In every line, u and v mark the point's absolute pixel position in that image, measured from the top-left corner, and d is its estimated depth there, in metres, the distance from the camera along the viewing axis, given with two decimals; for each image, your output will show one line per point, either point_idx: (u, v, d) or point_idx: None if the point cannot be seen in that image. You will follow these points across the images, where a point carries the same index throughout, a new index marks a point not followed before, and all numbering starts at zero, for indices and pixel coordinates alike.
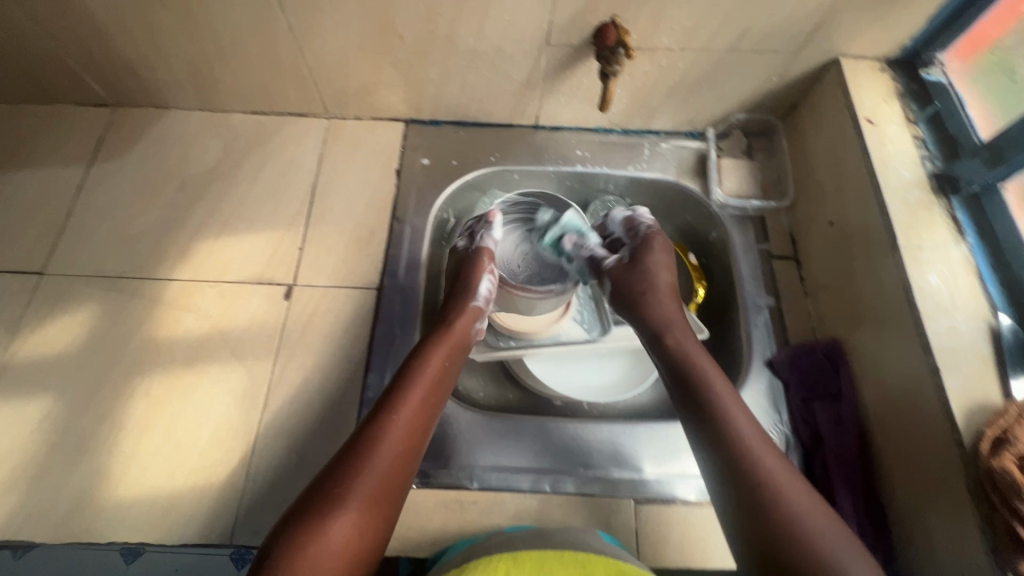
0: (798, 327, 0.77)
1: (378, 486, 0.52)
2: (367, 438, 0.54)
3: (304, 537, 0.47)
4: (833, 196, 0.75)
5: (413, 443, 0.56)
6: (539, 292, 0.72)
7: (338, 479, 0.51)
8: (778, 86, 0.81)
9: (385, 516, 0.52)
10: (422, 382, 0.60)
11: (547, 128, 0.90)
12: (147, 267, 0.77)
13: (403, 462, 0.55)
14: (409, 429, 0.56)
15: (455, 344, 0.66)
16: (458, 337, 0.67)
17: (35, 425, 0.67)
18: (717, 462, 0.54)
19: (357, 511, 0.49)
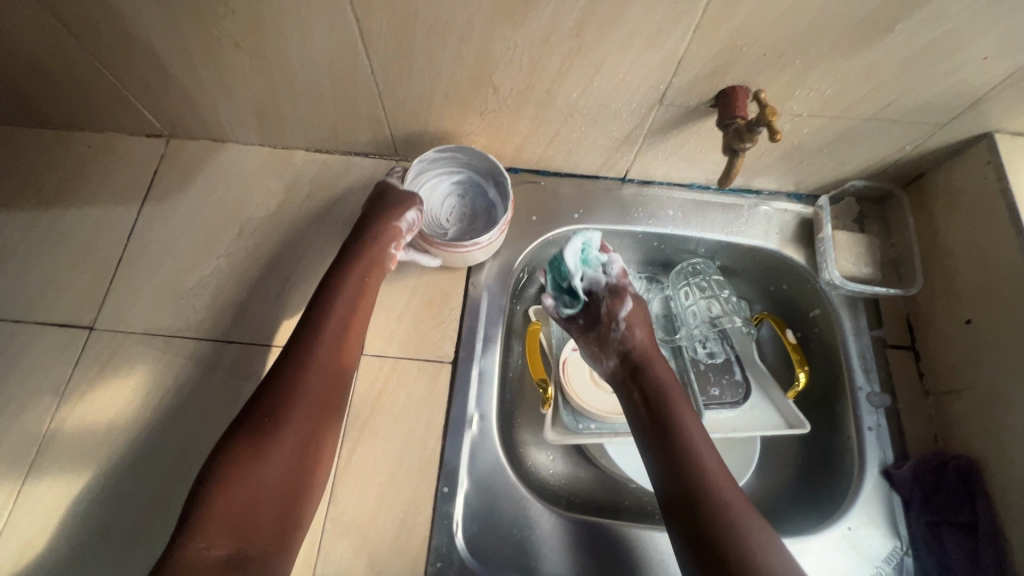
0: (918, 434, 0.69)
1: (302, 426, 0.56)
2: (283, 380, 0.57)
3: (227, 485, 0.51)
4: (973, 292, 0.67)
5: (333, 380, 0.60)
6: (472, 246, 0.70)
7: (252, 436, 0.54)
8: (910, 155, 0.72)
9: (317, 445, 0.57)
10: (337, 323, 0.62)
11: (636, 182, 0.82)
12: (203, 326, 0.71)
13: (328, 394, 0.59)
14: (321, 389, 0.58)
15: (368, 269, 0.67)
16: (378, 262, 0.68)
17: (83, 505, 0.61)
18: (670, 478, 0.58)
19: (286, 447, 0.54)
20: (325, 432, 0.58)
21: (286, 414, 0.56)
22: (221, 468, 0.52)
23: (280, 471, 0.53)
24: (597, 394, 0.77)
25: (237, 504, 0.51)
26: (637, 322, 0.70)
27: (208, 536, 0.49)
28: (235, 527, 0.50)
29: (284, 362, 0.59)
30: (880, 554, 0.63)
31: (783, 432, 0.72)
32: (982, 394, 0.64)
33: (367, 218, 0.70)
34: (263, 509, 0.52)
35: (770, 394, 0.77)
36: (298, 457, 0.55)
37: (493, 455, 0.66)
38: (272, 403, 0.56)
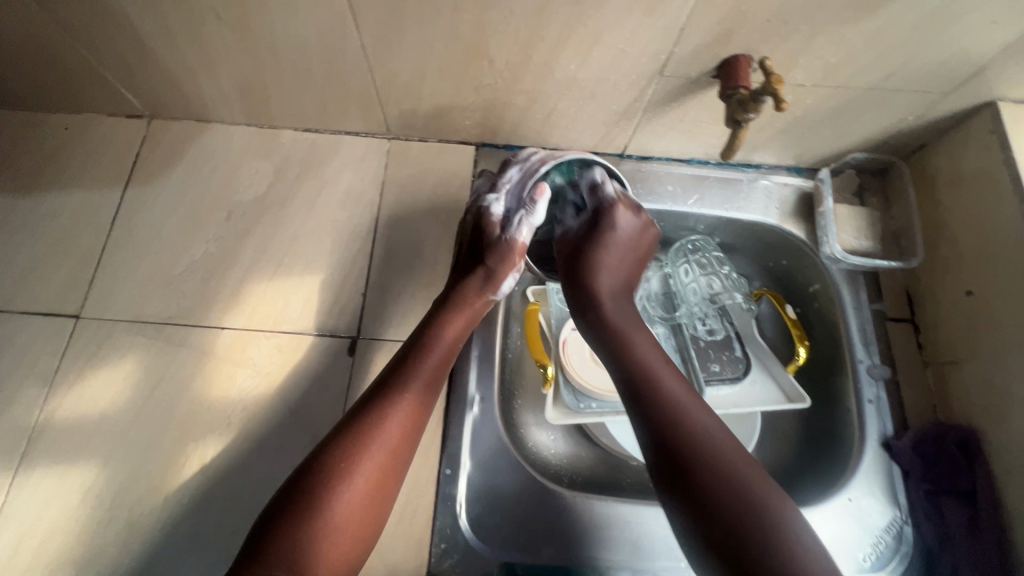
0: (918, 405, 0.69)
1: (381, 462, 0.52)
2: (372, 410, 0.54)
3: (298, 519, 0.47)
4: (974, 263, 0.66)
5: (417, 421, 0.56)
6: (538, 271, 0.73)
7: (331, 470, 0.50)
8: (911, 126, 0.71)
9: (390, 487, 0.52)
10: (429, 364, 0.58)
11: (635, 157, 0.81)
12: (194, 312, 0.69)
13: (410, 430, 0.55)
14: (404, 431, 0.54)
15: (467, 320, 0.64)
16: (472, 313, 0.64)
17: (79, 497, 0.60)
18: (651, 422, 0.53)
19: (362, 484, 0.50)
20: (398, 472, 0.53)
21: (368, 448, 0.51)
22: (296, 492, 0.48)
23: (351, 508, 0.49)
24: (599, 373, 0.76)
25: (303, 539, 0.46)
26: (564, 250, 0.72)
27: (269, 568, 0.45)
28: (295, 562, 0.45)
29: (375, 395, 0.56)
30: (880, 524, 0.63)
31: (784, 406, 0.72)
32: (982, 365, 0.64)
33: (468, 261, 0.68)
34: (324, 548, 0.47)
35: (770, 369, 0.76)
36: (370, 500, 0.51)
37: (495, 437, 0.65)
38: (356, 433, 0.52)
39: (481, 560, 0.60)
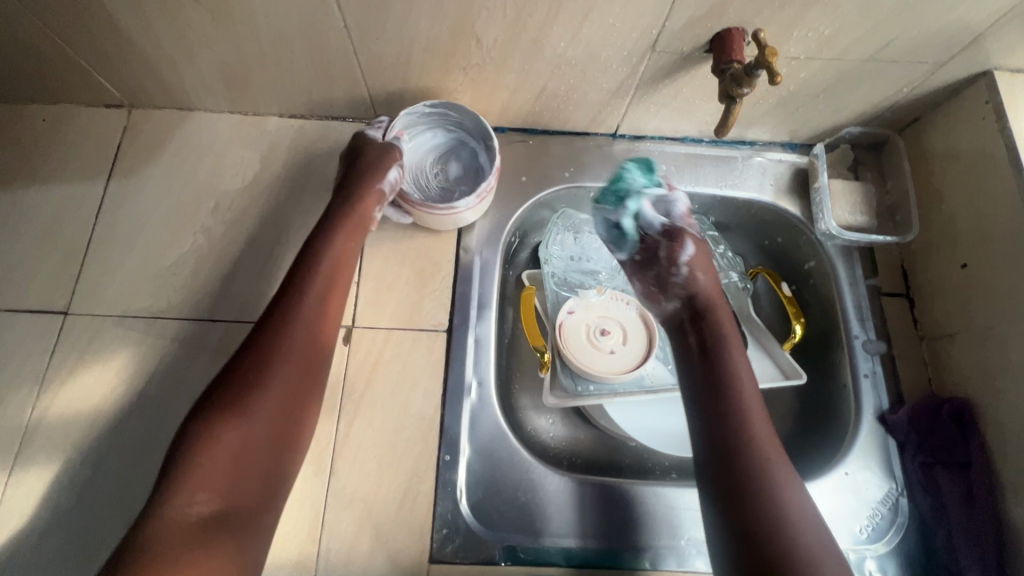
0: (913, 379, 0.69)
1: (287, 381, 0.53)
2: (265, 335, 0.55)
3: (207, 436, 0.48)
4: (969, 235, 0.66)
5: (318, 337, 0.57)
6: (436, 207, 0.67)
7: (234, 388, 0.51)
8: (906, 99, 0.70)
9: (304, 399, 0.55)
10: (321, 284, 0.59)
11: (627, 137, 0.80)
12: (185, 305, 0.68)
13: (314, 343, 0.57)
14: (306, 342, 0.56)
15: (357, 225, 0.64)
16: (361, 222, 0.65)
17: (76, 495, 0.60)
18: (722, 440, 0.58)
19: (272, 404, 0.52)
20: (309, 386, 0.55)
21: (270, 364, 0.53)
22: (202, 423, 0.49)
23: (265, 423, 0.51)
24: (598, 356, 0.75)
25: (221, 461, 0.48)
26: (699, 266, 0.70)
27: (190, 492, 0.46)
28: (216, 485, 0.47)
29: (269, 312, 0.57)
30: (875, 496, 0.64)
31: (780, 383, 0.73)
32: (976, 337, 0.65)
33: (345, 175, 0.67)
34: (244, 467, 0.49)
35: (766, 347, 0.76)
36: (283, 413, 0.52)
37: (493, 421, 0.65)
38: (255, 353, 0.53)
39: (483, 544, 0.60)
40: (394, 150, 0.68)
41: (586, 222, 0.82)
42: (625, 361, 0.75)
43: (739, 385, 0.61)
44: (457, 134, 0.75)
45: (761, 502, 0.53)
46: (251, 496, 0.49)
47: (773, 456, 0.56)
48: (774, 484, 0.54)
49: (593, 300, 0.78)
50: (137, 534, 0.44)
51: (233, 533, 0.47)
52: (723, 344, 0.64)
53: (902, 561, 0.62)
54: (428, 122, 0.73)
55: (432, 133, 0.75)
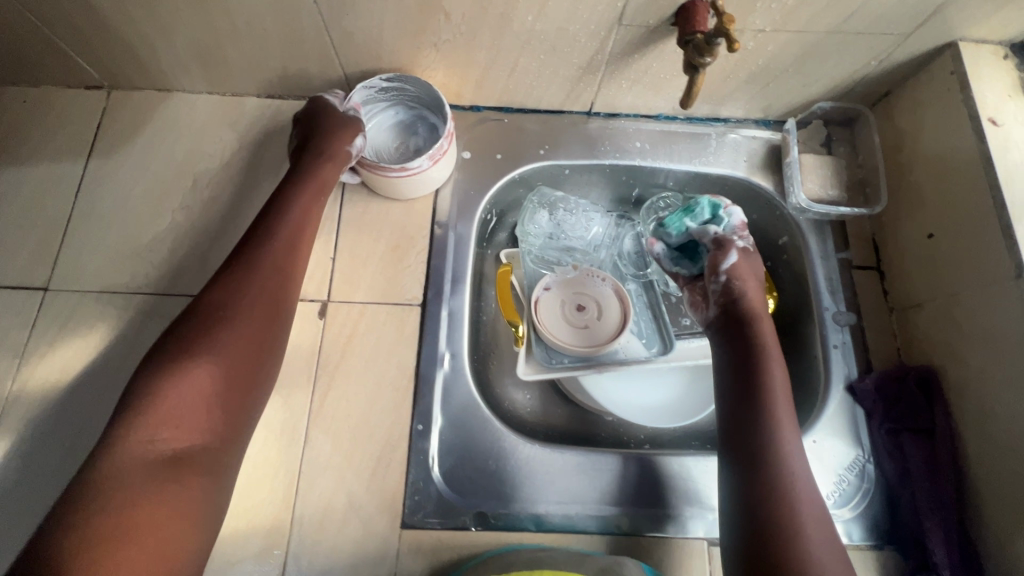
0: (882, 349, 0.70)
1: (247, 324, 0.55)
2: (226, 286, 0.56)
3: (166, 374, 0.49)
4: (935, 205, 0.66)
5: (280, 285, 0.59)
6: (388, 171, 0.67)
7: (195, 333, 0.52)
8: (875, 72, 0.71)
9: (264, 343, 0.56)
10: (282, 238, 0.61)
11: (602, 115, 0.81)
12: (163, 281, 0.69)
13: (275, 290, 0.58)
14: (267, 290, 0.57)
15: (320, 187, 0.65)
16: (323, 182, 0.65)
17: (56, 464, 0.61)
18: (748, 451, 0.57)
19: (233, 345, 0.53)
20: (269, 331, 0.57)
21: (230, 308, 0.55)
22: (160, 367, 0.50)
23: (227, 364, 0.52)
24: (571, 331, 0.76)
25: (181, 399, 0.48)
26: (744, 275, 0.68)
27: (151, 428, 0.47)
28: (177, 423, 0.48)
29: (230, 263, 0.59)
30: (842, 463, 0.66)
31: None
32: (941, 306, 0.65)
33: (306, 140, 0.68)
34: (208, 408, 0.50)
35: None
36: (243, 354, 0.54)
37: (466, 391, 0.66)
38: (215, 300, 0.55)
39: (453, 510, 0.61)
40: (357, 123, 0.70)
41: (561, 200, 0.83)
42: (598, 334, 0.76)
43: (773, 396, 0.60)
44: (416, 111, 0.76)
45: (779, 518, 0.53)
46: (216, 432, 0.50)
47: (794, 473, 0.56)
48: (796, 506, 0.54)
49: (570, 276, 0.79)
50: (93, 468, 0.44)
51: (197, 472, 0.48)
52: (764, 355, 0.63)
53: (868, 525, 0.63)
54: (387, 99, 0.74)
55: (392, 110, 0.76)
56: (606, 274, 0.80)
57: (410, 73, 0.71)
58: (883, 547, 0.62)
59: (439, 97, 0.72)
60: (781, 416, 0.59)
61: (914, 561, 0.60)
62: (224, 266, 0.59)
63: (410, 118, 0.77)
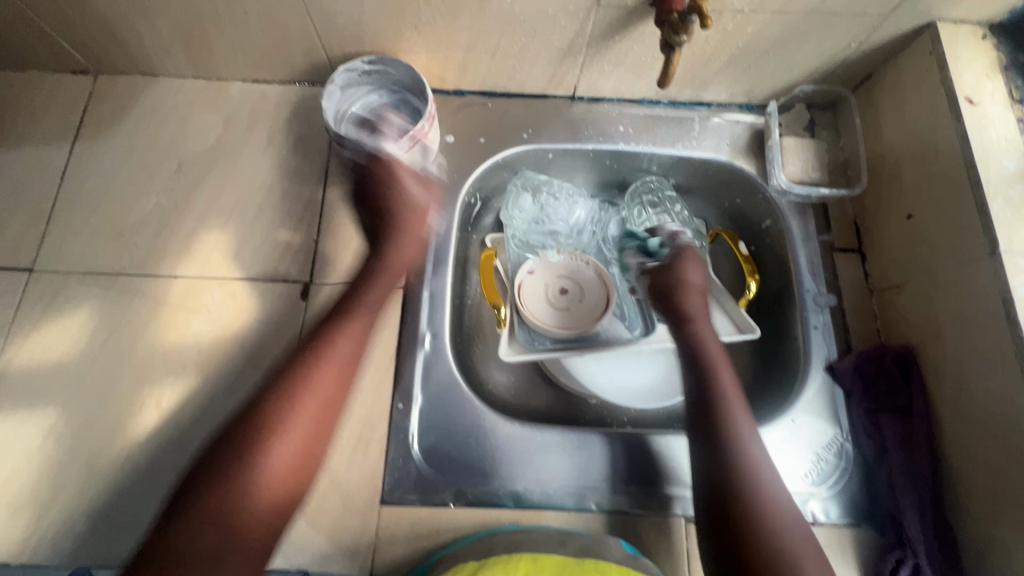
0: (862, 330, 0.70)
1: (313, 418, 0.52)
2: (304, 367, 0.55)
3: (224, 471, 0.47)
4: (914, 185, 0.67)
5: (350, 374, 0.57)
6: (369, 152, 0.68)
7: (258, 422, 0.50)
8: (855, 54, 0.71)
9: (319, 436, 0.53)
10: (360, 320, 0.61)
11: (586, 99, 0.81)
12: (147, 262, 0.69)
13: (341, 379, 0.56)
14: (335, 381, 0.55)
15: (395, 273, 0.66)
16: (396, 271, 0.67)
17: (39, 443, 0.62)
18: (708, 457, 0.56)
19: (293, 443, 0.51)
20: (326, 422, 0.53)
21: (294, 397, 0.52)
22: (221, 460, 0.48)
23: (280, 461, 0.49)
24: (553, 313, 0.77)
25: (236, 502, 0.46)
26: (687, 282, 0.69)
27: (197, 529, 0.45)
28: (220, 526, 0.45)
29: (309, 339, 0.58)
30: (820, 442, 0.66)
31: (736, 338, 0.74)
32: (918, 286, 0.65)
33: (377, 200, 0.70)
34: (254, 512, 0.47)
35: (723, 304, 0.77)
36: (299, 454, 0.51)
37: (447, 370, 0.67)
38: (284, 385, 0.53)
39: (432, 487, 0.62)
40: (433, 182, 0.74)
41: (545, 184, 0.83)
42: (580, 316, 0.77)
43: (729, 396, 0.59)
44: (399, 94, 0.76)
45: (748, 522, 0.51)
46: (255, 540, 0.47)
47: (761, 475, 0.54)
48: (762, 507, 0.52)
49: (554, 261, 0.79)
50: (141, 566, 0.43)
51: None
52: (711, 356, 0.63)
53: (846, 503, 0.64)
54: (371, 83, 0.75)
55: (376, 94, 0.76)
56: (591, 258, 0.80)
57: (392, 56, 0.72)
58: (860, 524, 0.62)
59: (416, 74, 0.72)
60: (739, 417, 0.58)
61: (890, 538, 0.61)
62: (303, 342, 0.58)
63: (392, 102, 0.76)
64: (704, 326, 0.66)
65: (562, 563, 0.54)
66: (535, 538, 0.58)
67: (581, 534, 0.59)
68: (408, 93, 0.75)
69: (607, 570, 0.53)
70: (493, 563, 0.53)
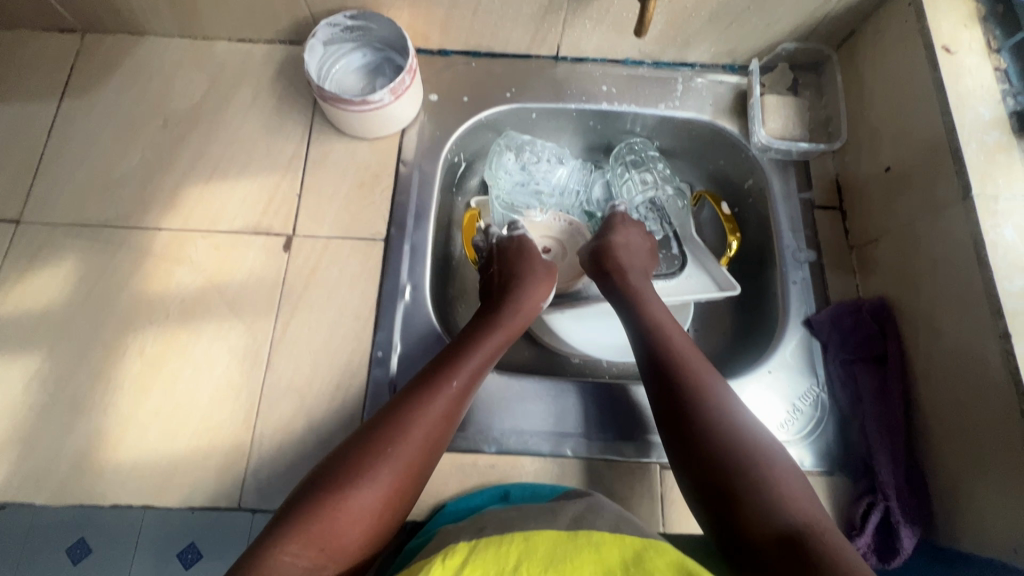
0: (841, 285, 0.71)
1: (421, 449, 0.52)
2: (422, 398, 0.54)
3: (331, 494, 0.47)
4: (893, 138, 0.67)
5: (456, 413, 0.55)
6: (348, 106, 0.69)
7: (372, 448, 0.50)
8: (837, 10, 0.71)
9: (420, 474, 0.52)
10: (479, 356, 0.59)
11: (569, 60, 0.81)
12: (131, 215, 0.70)
13: (448, 419, 0.54)
14: (442, 419, 0.54)
15: (510, 333, 0.64)
16: (511, 330, 0.64)
17: (25, 387, 0.63)
18: (662, 403, 0.57)
19: (401, 474, 0.50)
20: (428, 461, 0.53)
21: (405, 428, 0.52)
22: (333, 478, 0.48)
23: (383, 492, 0.49)
24: None
25: (340, 525, 0.46)
26: (629, 247, 0.71)
27: (301, 544, 0.45)
28: (321, 543, 0.45)
29: (425, 371, 0.57)
30: (797, 393, 0.66)
31: (714, 295, 0.73)
32: (896, 238, 0.65)
33: (513, 259, 0.70)
34: (354, 535, 0.47)
35: (704, 262, 0.77)
36: (401, 487, 0.50)
37: (426, 321, 0.67)
38: (398, 415, 0.52)
39: None
40: (552, 272, 0.71)
41: (529, 143, 0.83)
42: (566, 273, 0.80)
43: (675, 343, 0.60)
44: (383, 53, 0.77)
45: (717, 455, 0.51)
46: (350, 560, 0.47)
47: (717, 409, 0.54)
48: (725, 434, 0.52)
49: (539, 223, 0.81)
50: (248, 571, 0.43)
51: None
52: (644, 307, 0.64)
53: (820, 452, 0.64)
54: (353, 41, 0.75)
55: (359, 52, 0.77)
56: (573, 219, 0.81)
57: (373, 11, 0.72)
58: (834, 473, 0.63)
59: (400, 32, 0.72)
60: (688, 359, 0.59)
61: (863, 485, 0.61)
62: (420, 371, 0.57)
63: (375, 60, 0.77)
64: (640, 286, 0.67)
65: (554, 540, 0.43)
66: (529, 513, 0.50)
67: (576, 502, 0.51)
68: (391, 51, 0.76)
69: (601, 544, 0.43)
70: (483, 546, 0.42)
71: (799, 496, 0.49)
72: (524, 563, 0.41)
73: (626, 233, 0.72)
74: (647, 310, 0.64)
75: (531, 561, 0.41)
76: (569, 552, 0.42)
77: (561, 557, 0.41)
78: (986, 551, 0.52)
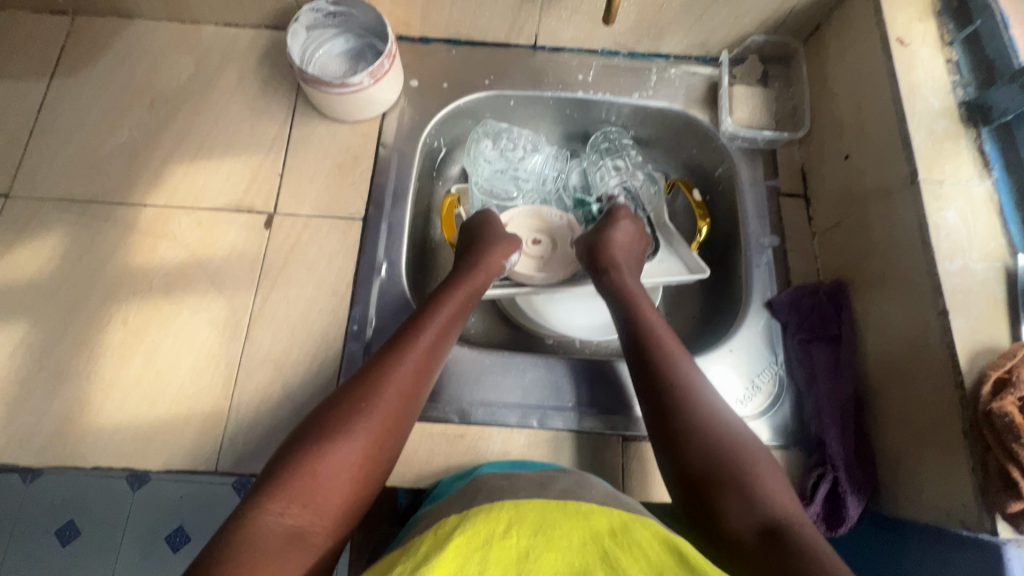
0: (802, 269, 0.74)
1: (395, 405, 0.53)
2: (388, 358, 0.56)
3: (310, 451, 0.48)
4: (851, 127, 0.69)
5: (426, 371, 0.57)
6: (325, 87, 0.71)
7: (346, 408, 0.51)
8: (803, 3, 0.74)
9: (398, 432, 0.53)
10: (441, 314, 0.61)
11: (547, 49, 0.84)
12: (117, 191, 0.73)
13: (420, 377, 0.56)
14: (414, 378, 0.56)
15: (473, 287, 0.66)
16: (474, 287, 0.66)
17: (11, 353, 0.65)
18: (654, 403, 0.57)
19: (375, 429, 0.51)
20: (404, 419, 0.54)
21: (377, 386, 0.53)
22: (313, 440, 0.49)
23: (362, 449, 0.50)
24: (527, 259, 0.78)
25: (322, 480, 0.47)
26: (627, 243, 0.72)
27: (283, 503, 0.45)
28: (306, 500, 0.46)
29: (392, 335, 0.59)
30: (756, 370, 0.69)
31: (686, 278, 0.75)
32: (853, 224, 0.68)
33: (474, 227, 0.73)
34: (339, 493, 0.48)
35: (675, 247, 0.79)
36: (379, 443, 0.51)
37: (401, 297, 0.70)
38: (370, 377, 0.54)
39: None
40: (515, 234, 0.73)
41: (506, 131, 0.86)
42: (558, 263, 0.79)
43: (667, 344, 0.61)
44: (365, 39, 0.79)
45: (707, 456, 0.53)
46: (338, 519, 0.47)
47: (710, 411, 0.56)
48: (709, 435, 0.54)
49: (545, 213, 0.81)
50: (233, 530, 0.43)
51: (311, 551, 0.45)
52: (637, 305, 0.65)
53: (778, 426, 0.67)
54: (337, 26, 0.78)
55: (343, 38, 0.79)
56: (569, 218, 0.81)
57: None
58: (790, 447, 0.66)
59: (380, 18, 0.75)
60: (681, 360, 0.60)
61: (815, 458, 0.64)
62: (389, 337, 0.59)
63: (358, 46, 0.80)
64: (632, 282, 0.68)
65: (543, 509, 0.41)
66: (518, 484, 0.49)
67: (564, 477, 0.51)
68: (373, 37, 0.79)
69: (590, 515, 0.41)
70: (475, 514, 0.41)
71: (771, 485, 0.51)
72: (516, 527, 0.39)
73: (622, 231, 0.72)
74: (639, 309, 0.65)
75: (522, 528, 0.39)
76: (558, 519, 0.40)
77: (549, 525, 0.40)
78: (922, 519, 0.55)
